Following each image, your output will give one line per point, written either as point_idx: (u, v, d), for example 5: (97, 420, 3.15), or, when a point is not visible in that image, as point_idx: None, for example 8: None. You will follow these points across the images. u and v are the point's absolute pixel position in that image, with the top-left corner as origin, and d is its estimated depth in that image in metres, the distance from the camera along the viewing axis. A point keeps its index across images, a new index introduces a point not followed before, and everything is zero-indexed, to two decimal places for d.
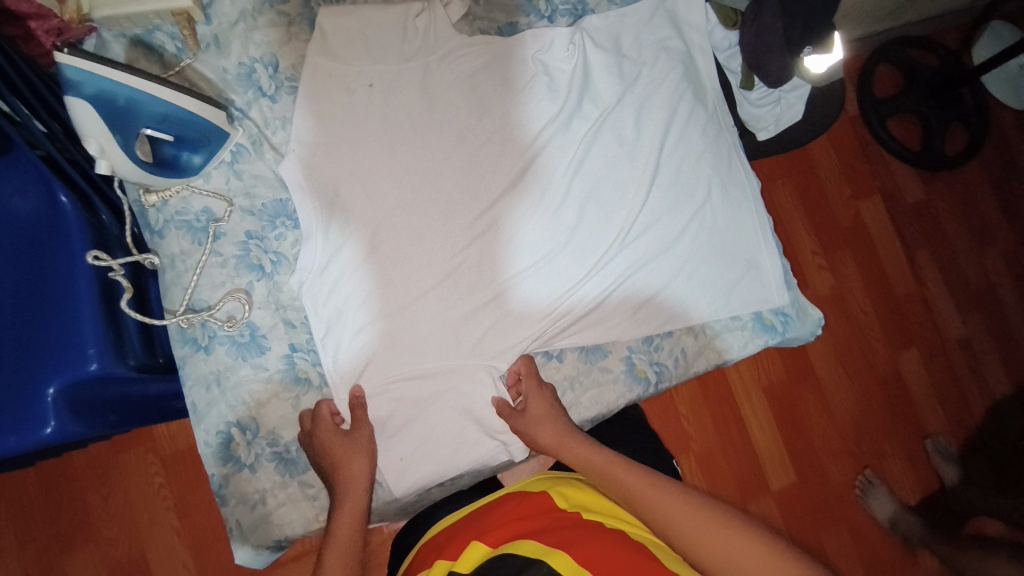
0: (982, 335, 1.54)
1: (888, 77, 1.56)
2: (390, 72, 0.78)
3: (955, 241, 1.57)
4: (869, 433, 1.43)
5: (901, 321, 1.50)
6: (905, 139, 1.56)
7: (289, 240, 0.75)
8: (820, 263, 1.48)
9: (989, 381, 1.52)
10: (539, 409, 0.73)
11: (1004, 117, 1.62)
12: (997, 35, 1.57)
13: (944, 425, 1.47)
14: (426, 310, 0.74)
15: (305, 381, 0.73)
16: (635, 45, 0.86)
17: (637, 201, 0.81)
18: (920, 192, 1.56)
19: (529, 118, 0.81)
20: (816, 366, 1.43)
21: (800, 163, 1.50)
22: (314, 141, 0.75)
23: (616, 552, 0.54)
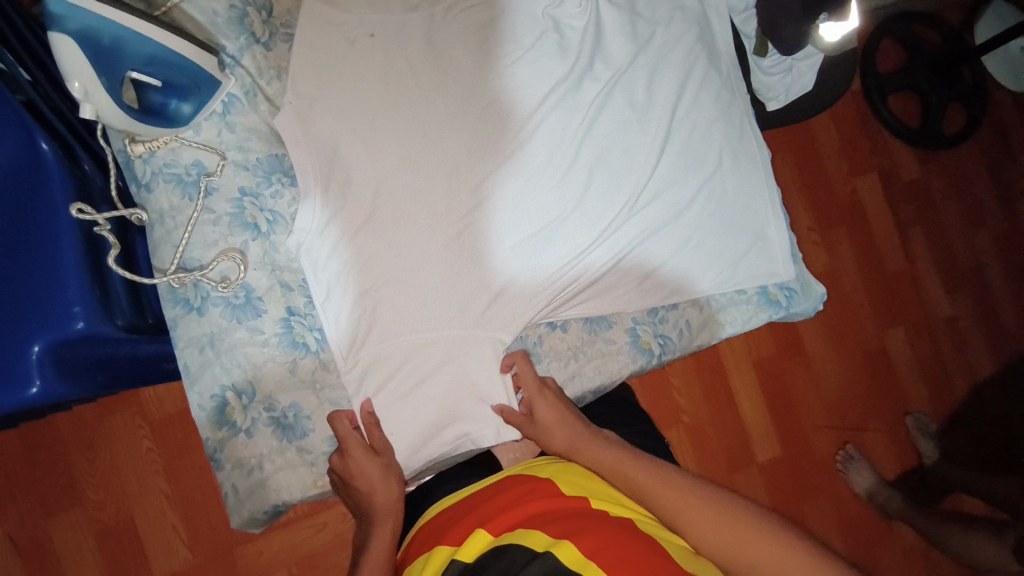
0: (968, 315, 1.56)
1: (891, 51, 1.53)
2: (393, 23, 0.75)
3: (947, 222, 1.57)
4: (855, 408, 1.46)
5: (890, 299, 1.51)
6: (905, 116, 1.55)
7: (285, 198, 0.71)
8: (815, 240, 1.48)
9: (970, 360, 1.55)
10: (550, 416, 0.72)
11: (1004, 97, 1.61)
12: (998, 15, 1.51)
13: (925, 401, 1.51)
14: (428, 275, 0.72)
15: (302, 346, 0.70)
16: (650, 4, 0.82)
17: (647, 168, 0.78)
18: (916, 170, 1.56)
19: (538, 77, 0.77)
20: (806, 342, 1.44)
21: (801, 138, 1.49)
22: (311, 94, 0.71)
23: (620, 539, 0.53)
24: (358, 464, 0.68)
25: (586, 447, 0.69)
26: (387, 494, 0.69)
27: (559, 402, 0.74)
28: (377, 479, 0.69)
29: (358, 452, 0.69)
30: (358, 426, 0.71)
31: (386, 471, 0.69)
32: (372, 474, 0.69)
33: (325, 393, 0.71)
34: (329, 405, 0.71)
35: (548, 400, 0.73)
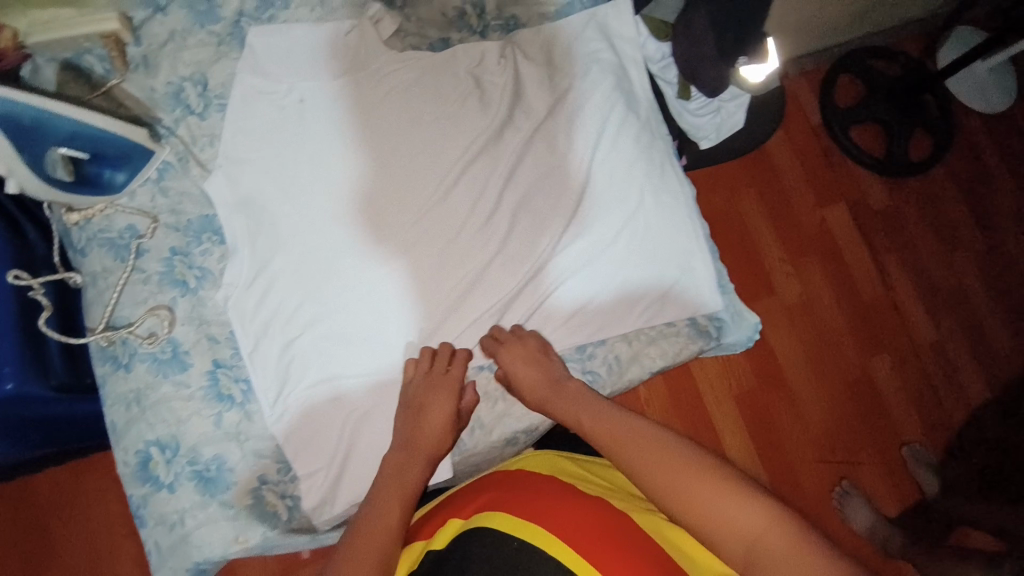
0: (954, 339, 1.52)
1: (849, 86, 1.59)
2: (320, 89, 0.79)
3: (921, 248, 1.56)
4: (842, 438, 1.42)
5: (868, 325, 1.49)
6: (868, 146, 1.58)
7: (215, 255, 0.74)
8: (786, 269, 1.49)
9: (963, 384, 1.50)
10: (527, 371, 0.72)
11: (970, 124, 1.64)
12: (962, 39, 1.60)
13: (919, 430, 1.45)
14: (354, 320, 0.73)
15: (227, 398, 0.70)
16: (568, 57, 0.86)
17: (570, 208, 0.81)
18: (884, 198, 1.57)
19: (464, 130, 0.81)
20: (785, 372, 1.43)
21: (763, 173, 1.53)
22: (240, 157, 0.75)
23: (583, 512, 0.59)
24: (435, 399, 0.68)
25: (551, 398, 0.69)
26: (439, 441, 0.66)
27: (540, 359, 0.73)
28: (442, 419, 0.67)
29: (442, 387, 0.69)
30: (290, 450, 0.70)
31: (453, 417, 0.69)
32: (442, 411, 0.68)
33: (249, 444, 0.70)
34: (253, 456, 0.70)
35: (521, 357, 0.73)
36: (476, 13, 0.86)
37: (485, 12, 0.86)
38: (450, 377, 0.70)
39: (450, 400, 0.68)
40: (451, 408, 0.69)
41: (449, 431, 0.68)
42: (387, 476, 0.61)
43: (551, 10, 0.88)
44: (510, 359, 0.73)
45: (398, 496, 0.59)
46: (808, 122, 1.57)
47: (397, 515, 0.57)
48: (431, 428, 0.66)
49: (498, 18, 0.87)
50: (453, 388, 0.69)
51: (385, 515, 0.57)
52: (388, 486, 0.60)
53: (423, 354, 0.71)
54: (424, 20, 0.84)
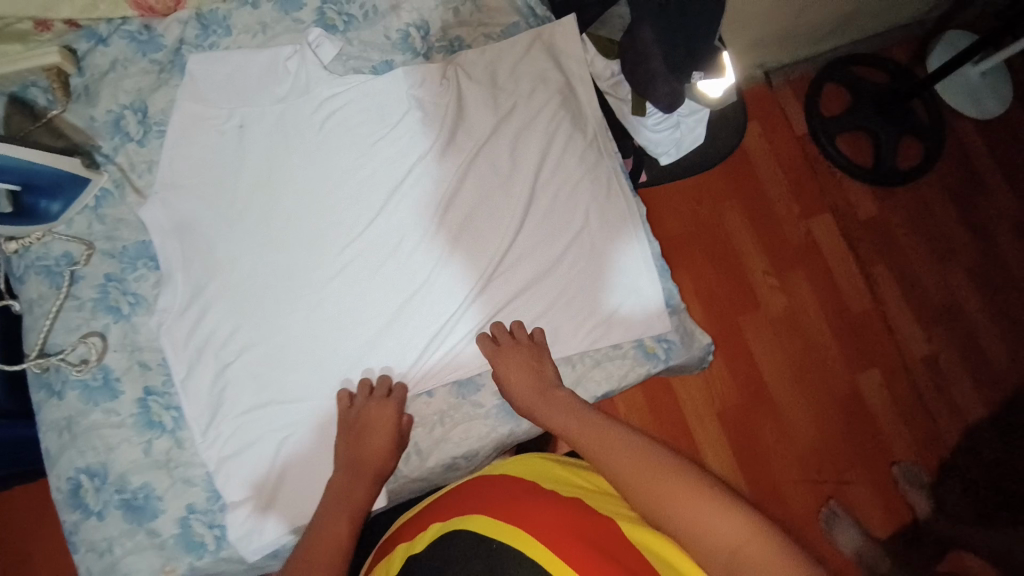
0: (949, 353, 1.43)
1: (834, 94, 1.53)
2: (258, 113, 0.79)
3: (913, 256, 1.48)
4: (832, 457, 1.34)
5: (857, 340, 1.41)
6: (855, 154, 1.51)
7: (149, 281, 0.74)
8: (771, 283, 1.42)
9: (957, 400, 1.40)
10: (520, 378, 0.71)
11: (962, 126, 1.56)
12: (952, 43, 1.55)
13: (912, 449, 1.36)
14: (289, 344, 0.73)
15: (158, 425, 0.70)
16: (512, 77, 0.86)
17: (511, 229, 0.80)
18: (873, 208, 1.49)
19: (403, 153, 0.81)
20: (771, 387, 1.36)
21: (745, 184, 1.47)
22: (177, 182, 0.76)
23: (561, 513, 0.58)
24: (376, 424, 0.69)
25: (539, 403, 0.69)
26: (380, 465, 0.67)
27: (534, 364, 0.73)
28: (383, 444, 0.68)
29: (381, 412, 0.69)
30: (219, 477, 0.69)
31: (395, 442, 0.69)
32: (383, 436, 0.68)
33: (178, 472, 0.70)
34: (181, 484, 0.70)
35: (518, 361, 0.72)
36: (420, 35, 0.85)
37: (430, 33, 0.86)
38: (392, 403, 0.70)
39: (390, 426, 0.69)
40: (393, 433, 0.69)
41: (391, 456, 0.69)
42: (333, 497, 0.64)
43: (497, 31, 0.88)
44: (505, 363, 0.73)
45: (347, 515, 0.62)
46: (791, 133, 1.51)
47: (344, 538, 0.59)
48: (372, 453, 0.67)
49: (442, 40, 0.86)
50: (396, 413, 0.70)
51: (335, 536, 0.59)
52: (337, 508, 0.62)
53: (361, 384, 0.71)
54: (366, 43, 0.84)
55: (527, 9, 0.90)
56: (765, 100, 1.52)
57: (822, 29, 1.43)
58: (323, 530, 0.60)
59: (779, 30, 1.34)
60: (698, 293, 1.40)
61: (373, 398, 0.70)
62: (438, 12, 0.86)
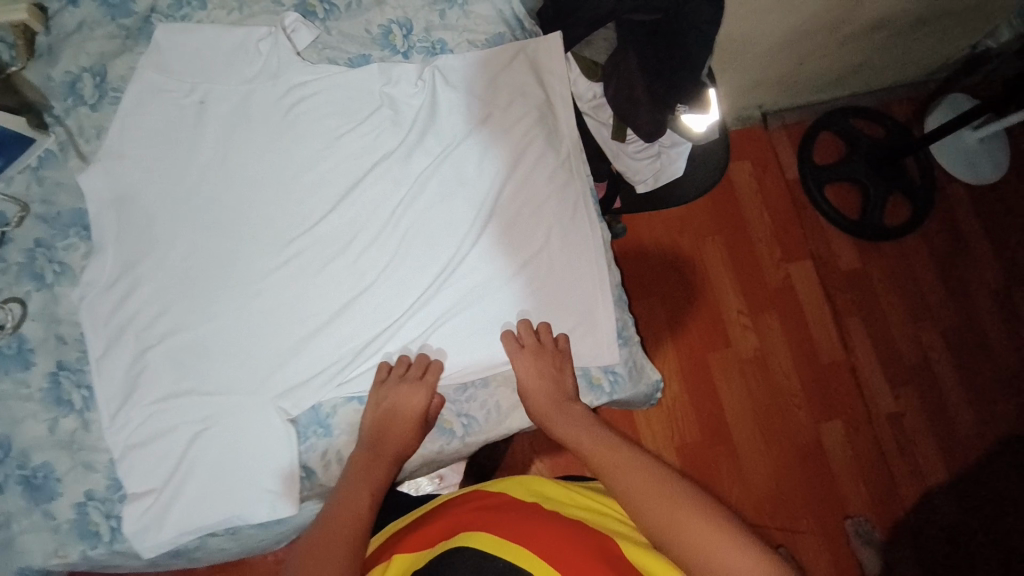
0: (914, 414, 1.39)
1: (829, 144, 1.53)
2: (219, 91, 0.76)
3: (889, 313, 1.45)
4: (787, 505, 1.28)
5: (823, 389, 1.37)
6: (842, 207, 1.50)
7: (79, 251, 0.72)
8: (744, 323, 1.38)
9: (919, 463, 1.36)
10: (540, 384, 0.72)
11: (953, 190, 1.55)
12: (955, 105, 1.54)
13: (867, 504, 1.31)
14: (220, 332, 0.70)
15: (66, 404, 0.68)
16: (491, 87, 0.83)
17: (465, 241, 0.77)
18: (855, 260, 1.47)
19: (367, 150, 0.79)
20: (732, 428, 1.31)
21: (730, 220, 1.44)
22: (121, 151, 0.73)
23: (567, 534, 0.56)
24: (405, 405, 0.69)
25: (556, 415, 0.70)
26: (402, 444, 0.68)
27: (555, 374, 0.73)
28: (409, 424, 0.69)
29: (413, 391, 0.70)
30: (124, 464, 0.67)
31: (419, 426, 0.69)
32: (410, 418, 0.69)
33: (81, 455, 0.67)
34: (82, 468, 0.67)
35: (538, 370, 0.73)
36: (402, 33, 0.83)
37: (412, 33, 0.83)
38: (424, 384, 0.70)
39: (419, 408, 0.69)
40: (421, 417, 0.69)
41: (412, 439, 0.69)
42: (352, 477, 0.64)
43: (482, 39, 0.86)
44: (526, 369, 0.73)
45: (366, 494, 0.63)
46: (783, 177, 1.50)
47: (364, 519, 0.60)
48: (396, 433, 0.68)
49: (424, 40, 0.84)
50: (424, 401, 0.69)
51: (352, 519, 0.60)
52: (354, 492, 0.63)
53: (400, 361, 0.71)
54: (346, 34, 0.82)
55: (515, 20, 0.87)
56: (759, 140, 1.50)
57: (825, 78, 1.42)
58: (339, 512, 0.60)
59: (779, 74, 1.33)
60: (669, 325, 1.36)
61: (407, 378, 0.71)
62: (424, 13, 0.84)
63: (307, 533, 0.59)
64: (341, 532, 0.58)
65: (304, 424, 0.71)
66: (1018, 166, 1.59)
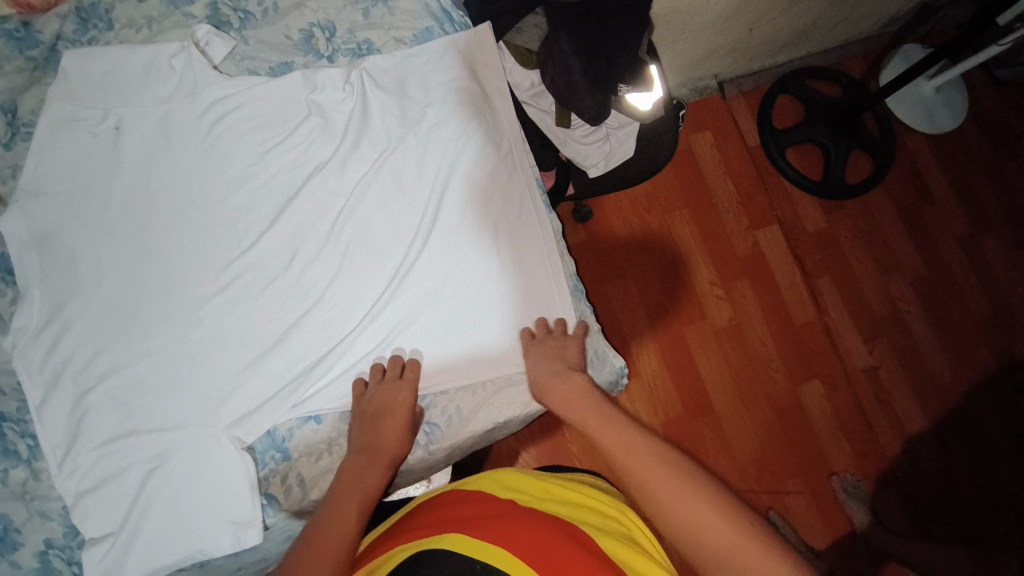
0: (891, 367, 1.41)
1: (788, 107, 1.52)
2: (137, 115, 0.74)
3: (859, 270, 1.46)
4: (772, 468, 1.29)
5: (800, 352, 1.38)
6: (806, 168, 1.50)
7: (6, 297, 0.69)
8: (717, 294, 1.38)
9: (898, 413, 1.38)
10: (543, 362, 0.72)
11: (911, 141, 1.56)
12: (908, 57, 1.54)
13: (849, 459, 1.32)
14: (167, 366, 0.69)
15: (13, 454, 0.65)
16: (422, 86, 0.81)
17: (412, 246, 0.76)
18: (821, 220, 1.48)
19: (302, 162, 0.77)
20: (713, 398, 1.32)
21: (695, 192, 1.43)
22: (41, 188, 0.71)
23: (537, 530, 0.56)
24: (392, 405, 0.68)
25: (556, 386, 0.70)
26: (397, 449, 0.67)
27: (558, 352, 0.73)
28: (401, 422, 0.68)
29: (397, 392, 0.69)
30: (80, 509, 0.65)
31: (410, 425, 0.69)
32: (398, 419, 0.68)
33: (35, 505, 0.65)
34: (39, 518, 0.65)
35: (540, 354, 0.73)
36: (325, 36, 0.81)
37: (335, 35, 0.81)
38: (405, 384, 0.70)
39: (406, 407, 0.69)
40: (409, 415, 0.69)
41: (408, 437, 0.69)
42: (344, 486, 0.63)
43: (408, 35, 0.83)
44: (532, 357, 0.74)
45: (354, 507, 0.61)
46: (743, 145, 1.49)
47: (351, 532, 0.59)
48: (389, 436, 0.67)
49: (348, 42, 0.81)
50: (411, 397, 0.69)
51: (342, 533, 0.58)
52: (349, 496, 0.62)
53: (375, 369, 0.71)
54: (264, 42, 0.79)
55: (442, 13, 0.85)
56: (716, 109, 1.49)
57: (777, 41, 1.41)
58: (332, 521, 0.59)
59: (728, 43, 1.32)
60: (644, 305, 1.35)
61: (386, 382, 0.70)
62: (347, 13, 0.82)
63: (297, 544, 0.58)
64: (333, 544, 0.57)
65: (260, 450, 0.70)
66: (972, 110, 1.60)
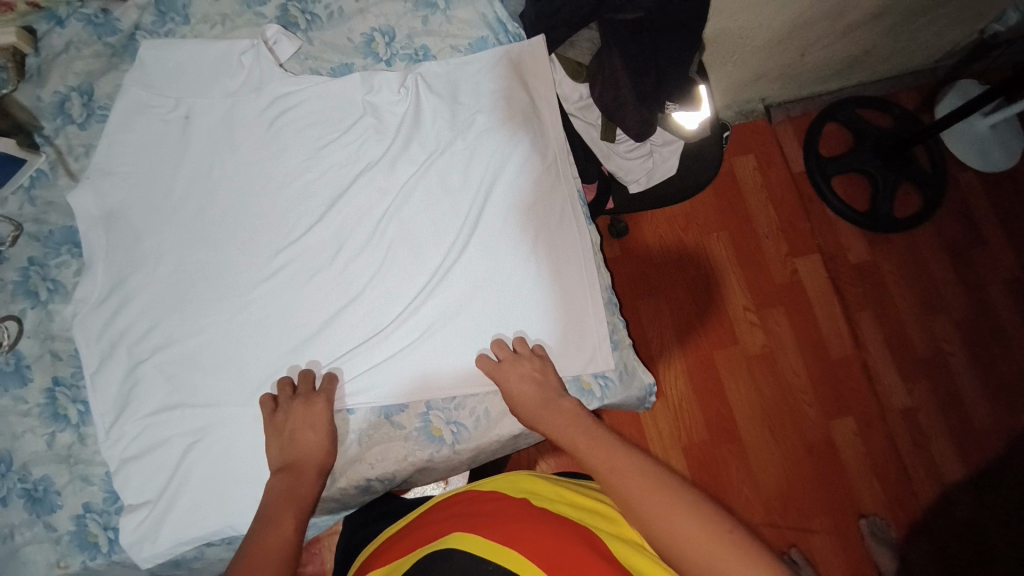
0: (930, 409, 1.36)
1: (835, 135, 1.49)
2: (205, 106, 0.78)
3: (902, 306, 1.41)
4: (797, 503, 1.25)
5: (834, 387, 1.33)
6: (851, 198, 1.47)
7: (70, 268, 0.74)
8: (751, 320, 1.36)
9: (935, 458, 1.32)
10: (520, 390, 0.70)
11: (964, 177, 1.51)
12: (965, 92, 1.49)
13: (880, 501, 1.28)
14: (213, 346, 0.72)
15: (62, 418, 0.70)
16: (474, 92, 0.83)
17: (453, 248, 0.77)
18: (864, 252, 1.44)
19: (352, 160, 0.79)
20: (739, 425, 1.29)
21: (735, 216, 1.42)
22: (110, 169, 0.75)
23: (553, 534, 0.56)
24: (303, 419, 0.67)
25: (545, 415, 0.68)
26: (320, 460, 0.66)
27: (538, 377, 0.71)
28: (318, 435, 0.67)
29: (310, 407, 0.68)
30: (119, 478, 0.68)
31: (330, 435, 0.68)
32: (314, 429, 0.67)
33: (77, 468, 0.69)
34: (79, 482, 0.69)
35: (518, 375, 0.71)
36: (385, 41, 0.84)
37: (394, 40, 0.84)
38: (319, 398, 0.69)
39: (325, 417, 0.68)
40: (322, 425, 0.67)
41: (329, 446, 0.67)
42: (277, 498, 0.62)
43: (464, 44, 0.86)
44: (506, 377, 0.71)
45: (290, 517, 0.60)
46: (788, 170, 1.46)
47: (290, 539, 0.58)
48: (306, 447, 0.66)
49: (407, 47, 0.84)
50: (326, 408, 0.68)
51: (279, 542, 0.57)
52: (282, 504, 0.61)
53: (282, 385, 0.69)
54: (328, 44, 0.83)
55: (499, 23, 0.87)
56: (762, 133, 1.48)
57: (830, 68, 1.39)
58: (269, 531, 0.58)
59: (778, 68, 1.31)
60: (674, 325, 1.34)
61: (297, 398, 0.68)
62: (407, 19, 0.84)
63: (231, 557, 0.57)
64: (267, 555, 0.56)
65: None
66: None
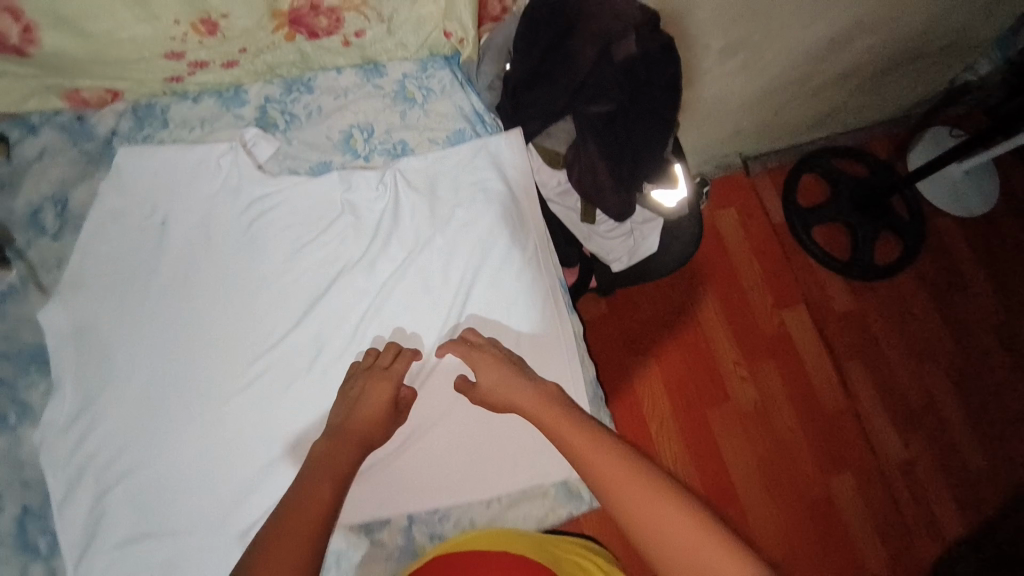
0: (928, 462, 1.34)
1: (814, 185, 1.51)
2: (182, 212, 0.77)
3: (890, 355, 1.41)
4: (800, 567, 1.22)
5: (829, 440, 1.32)
6: (832, 247, 1.48)
7: (40, 388, 0.71)
8: (742, 374, 1.35)
9: (936, 515, 1.30)
10: (494, 379, 0.68)
11: (942, 224, 1.53)
12: (936, 139, 1.54)
13: (883, 563, 1.24)
14: (186, 461, 0.69)
15: (31, 551, 0.66)
16: (453, 187, 0.83)
17: (434, 349, 0.76)
18: (849, 301, 1.44)
19: (334, 257, 0.79)
20: (736, 486, 1.26)
21: (720, 270, 1.42)
22: (83, 280, 0.74)
23: None
24: (372, 391, 0.67)
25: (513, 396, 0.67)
26: (366, 433, 0.64)
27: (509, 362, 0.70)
28: (377, 409, 0.66)
29: (380, 380, 0.68)
30: None
31: (389, 411, 0.67)
32: (376, 404, 0.66)
33: None
34: None
35: (491, 360, 0.70)
36: (363, 137, 0.85)
37: (372, 136, 0.85)
38: (388, 375, 0.68)
39: (387, 393, 0.67)
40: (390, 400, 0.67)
41: (382, 426, 0.66)
42: (318, 464, 0.60)
43: (441, 137, 0.86)
44: (478, 366, 0.69)
45: (328, 486, 0.57)
46: (769, 221, 1.48)
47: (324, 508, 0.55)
48: (361, 421, 0.65)
49: (385, 142, 0.85)
50: (395, 383, 0.68)
51: (315, 505, 0.55)
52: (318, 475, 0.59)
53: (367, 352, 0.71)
54: (307, 143, 0.83)
55: (475, 115, 0.88)
56: (741, 187, 1.50)
57: (802, 125, 1.43)
58: (301, 500, 0.55)
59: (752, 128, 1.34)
60: (665, 382, 1.32)
61: (373, 367, 0.69)
62: (385, 115, 0.86)
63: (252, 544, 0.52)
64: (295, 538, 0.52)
65: None
66: (1004, 195, 1.58)
